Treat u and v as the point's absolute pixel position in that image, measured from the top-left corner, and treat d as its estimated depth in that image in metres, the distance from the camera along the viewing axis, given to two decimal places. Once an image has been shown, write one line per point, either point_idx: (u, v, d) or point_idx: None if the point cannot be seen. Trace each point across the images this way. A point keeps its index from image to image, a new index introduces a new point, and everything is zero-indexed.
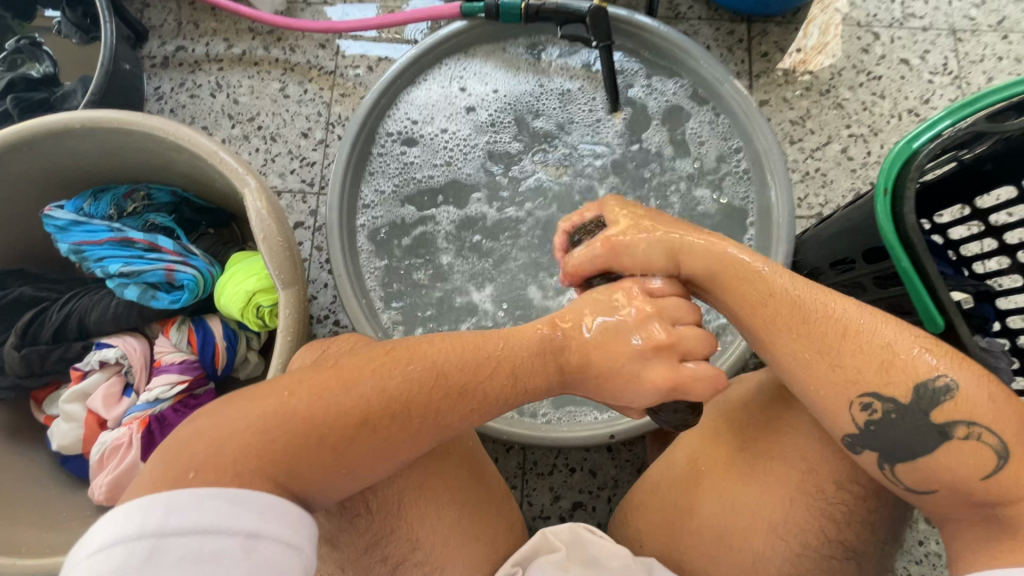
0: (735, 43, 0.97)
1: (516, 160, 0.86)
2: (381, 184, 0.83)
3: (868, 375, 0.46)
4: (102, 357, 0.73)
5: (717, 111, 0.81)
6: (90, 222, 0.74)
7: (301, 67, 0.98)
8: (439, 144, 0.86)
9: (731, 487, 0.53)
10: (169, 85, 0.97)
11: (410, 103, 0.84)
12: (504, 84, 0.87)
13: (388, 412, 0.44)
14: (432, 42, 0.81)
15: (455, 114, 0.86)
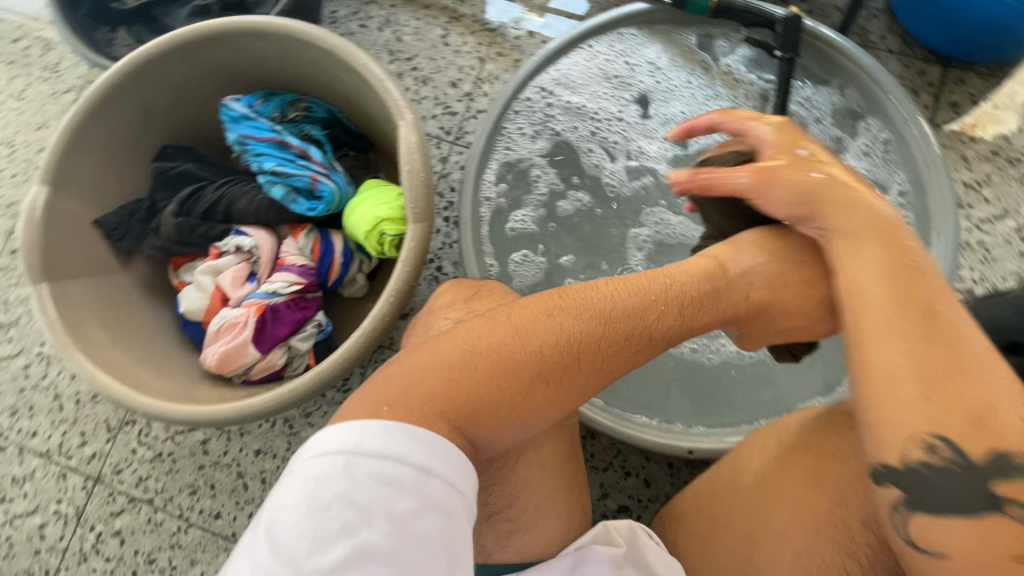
0: (922, 86, 0.89)
1: (653, 150, 0.85)
2: (523, 139, 0.82)
3: (955, 417, 0.39)
4: (238, 242, 0.80)
5: (890, 147, 0.76)
6: (257, 119, 0.81)
7: (467, 19, 1.00)
8: (588, 114, 0.85)
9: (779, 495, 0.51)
10: (344, 11, 1.03)
11: (571, 65, 0.83)
12: (666, 71, 0.86)
13: (553, 374, 0.46)
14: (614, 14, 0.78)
15: (603, 91, 0.85)
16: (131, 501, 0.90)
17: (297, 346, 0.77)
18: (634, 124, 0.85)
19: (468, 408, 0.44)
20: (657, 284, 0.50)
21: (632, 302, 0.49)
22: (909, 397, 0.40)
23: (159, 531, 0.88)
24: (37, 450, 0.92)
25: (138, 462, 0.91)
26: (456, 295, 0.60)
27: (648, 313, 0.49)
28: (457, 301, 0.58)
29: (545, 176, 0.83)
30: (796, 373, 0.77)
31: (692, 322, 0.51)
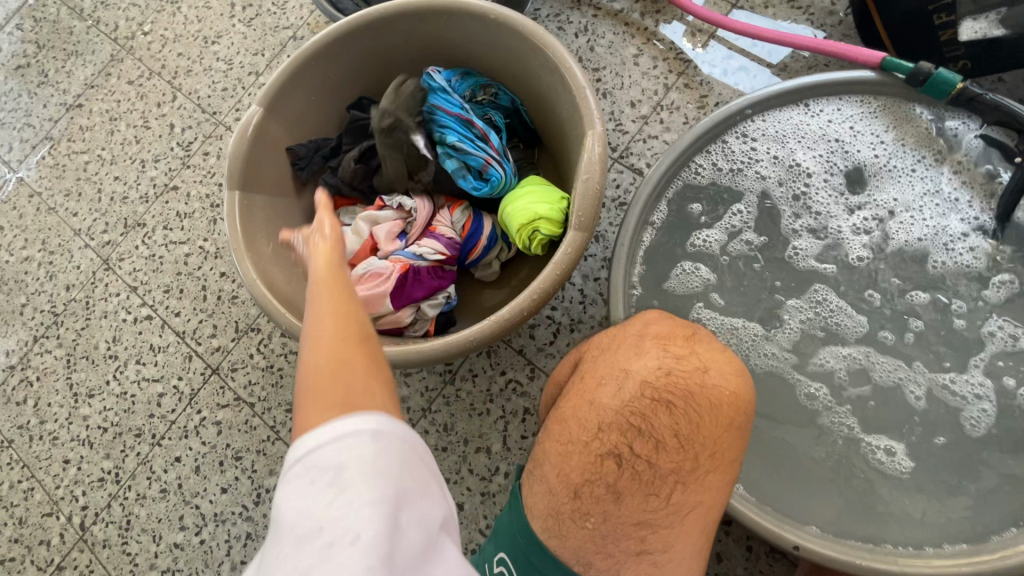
0: None
1: (854, 228, 0.78)
2: (717, 178, 0.79)
3: None
4: (401, 202, 0.85)
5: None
6: (451, 93, 0.85)
7: (663, 44, 1.00)
8: (780, 171, 0.79)
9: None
10: (547, 12, 1.06)
11: (789, 121, 0.78)
12: (878, 150, 0.78)
13: (339, 323, 0.48)
14: (830, 77, 0.75)
15: (817, 161, 0.79)
16: (235, 399, 0.99)
17: (425, 311, 0.81)
18: (842, 203, 0.78)
19: (317, 387, 0.44)
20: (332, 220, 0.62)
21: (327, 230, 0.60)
22: None
23: (251, 435, 0.96)
24: (176, 327, 1.04)
25: (251, 367, 1.00)
26: (668, 328, 0.58)
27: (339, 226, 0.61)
28: (672, 339, 0.56)
29: (730, 222, 0.79)
30: (947, 502, 0.68)
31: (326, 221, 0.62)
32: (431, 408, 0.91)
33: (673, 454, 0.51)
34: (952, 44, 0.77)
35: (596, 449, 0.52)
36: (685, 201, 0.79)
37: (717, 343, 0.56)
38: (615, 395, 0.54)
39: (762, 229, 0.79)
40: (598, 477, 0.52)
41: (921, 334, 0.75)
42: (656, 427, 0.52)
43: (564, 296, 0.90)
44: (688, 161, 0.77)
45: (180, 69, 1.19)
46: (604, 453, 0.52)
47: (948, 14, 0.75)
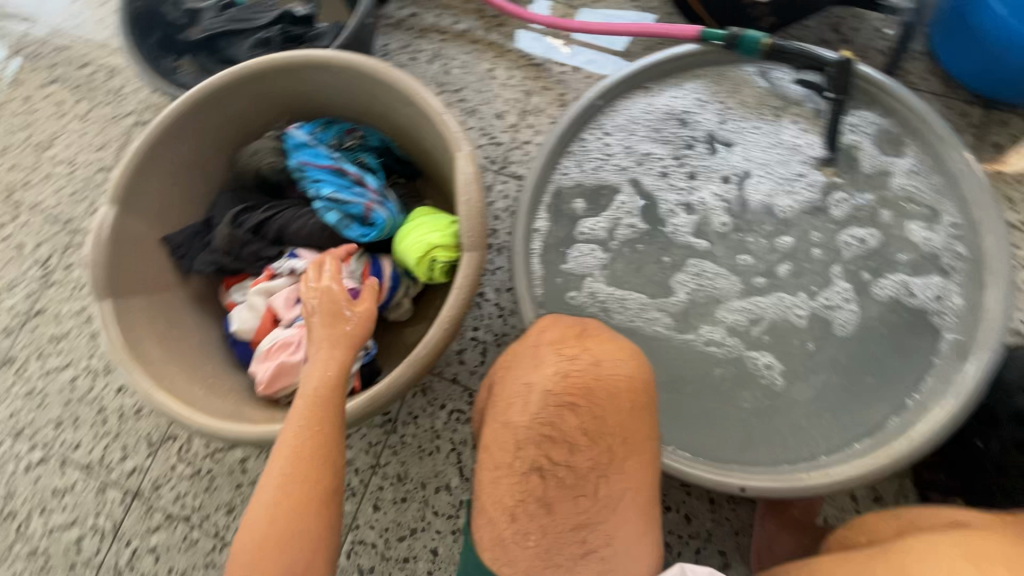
0: (964, 127, 0.91)
1: (721, 189, 0.80)
2: (586, 173, 0.81)
3: None
4: (292, 266, 0.81)
5: (935, 176, 0.73)
6: (317, 147, 0.84)
7: (513, 54, 1.04)
8: (642, 148, 0.82)
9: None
10: (396, 45, 1.07)
11: (636, 107, 0.82)
12: (723, 108, 0.83)
13: (310, 467, 0.54)
14: (667, 55, 0.80)
15: (675, 138, 0.82)
16: (168, 518, 0.90)
17: None
18: (708, 172, 0.81)
19: (260, 556, 0.50)
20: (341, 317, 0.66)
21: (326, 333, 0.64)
22: None
23: (194, 550, 0.88)
24: (79, 461, 0.94)
25: (177, 479, 0.92)
26: (561, 332, 0.56)
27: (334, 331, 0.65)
28: (564, 340, 0.54)
29: (610, 214, 0.80)
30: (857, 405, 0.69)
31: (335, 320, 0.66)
32: (380, 462, 0.88)
33: (589, 451, 0.49)
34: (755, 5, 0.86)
35: (518, 470, 0.50)
36: (563, 200, 0.80)
37: (605, 334, 0.56)
38: (524, 411, 0.50)
39: (642, 203, 0.81)
40: (529, 496, 0.50)
41: (792, 265, 0.76)
42: (568, 432, 0.49)
43: (483, 314, 0.91)
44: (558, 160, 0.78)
45: (16, 183, 1.09)
46: (526, 471, 0.50)
47: None
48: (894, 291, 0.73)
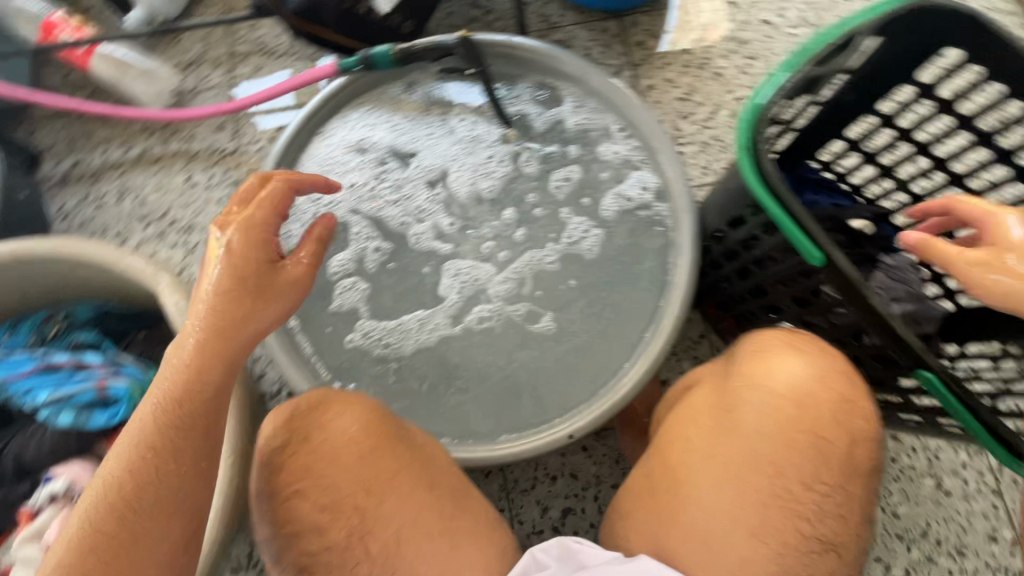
0: (610, 40, 1.04)
1: (433, 195, 0.82)
2: (304, 231, 0.79)
3: (825, 408, 0.49)
4: (50, 491, 0.67)
5: (591, 103, 0.81)
6: (13, 355, 0.75)
7: (202, 153, 0.98)
8: (349, 188, 0.82)
9: (801, 441, 0.48)
10: (74, 201, 0.97)
11: (318, 151, 0.82)
12: (400, 122, 0.85)
13: (160, 446, 0.50)
14: (317, 101, 0.81)
15: (372, 166, 0.83)
16: None
17: None
18: (414, 184, 0.83)
19: None
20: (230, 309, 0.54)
21: (208, 348, 0.53)
22: (821, 403, 0.49)
23: None
24: None
25: None
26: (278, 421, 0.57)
27: (224, 344, 0.54)
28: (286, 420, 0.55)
29: (347, 259, 0.79)
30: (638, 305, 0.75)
31: (228, 327, 0.54)
32: None
33: (333, 520, 0.51)
34: (386, 17, 0.89)
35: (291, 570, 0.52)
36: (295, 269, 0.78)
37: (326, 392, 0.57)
38: (264, 521, 0.53)
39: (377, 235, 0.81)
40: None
41: (527, 223, 0.81)
42: (308, 515, 0.51)
43: None
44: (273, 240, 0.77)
45: None
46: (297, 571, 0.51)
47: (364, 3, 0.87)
48: (616, 205, 0.79)
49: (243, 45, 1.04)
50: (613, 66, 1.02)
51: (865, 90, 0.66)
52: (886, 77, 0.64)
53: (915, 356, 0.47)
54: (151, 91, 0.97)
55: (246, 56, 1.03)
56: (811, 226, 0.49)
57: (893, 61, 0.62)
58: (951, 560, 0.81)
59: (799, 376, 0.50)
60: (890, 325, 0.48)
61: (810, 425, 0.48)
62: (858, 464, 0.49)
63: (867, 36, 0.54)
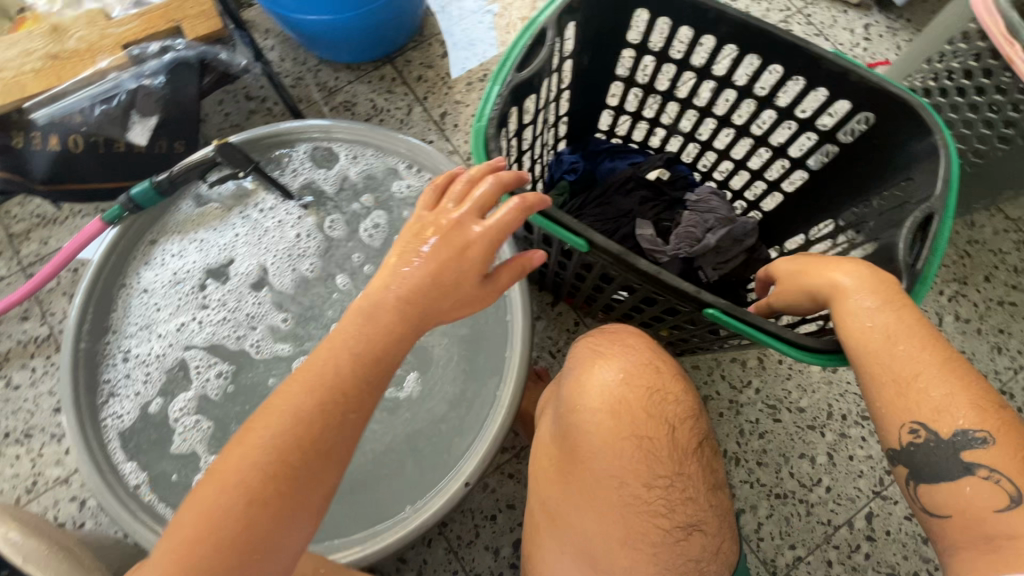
0: (391, 84, 1.06)
1: (259, 300, 0.78)
2: (132, 391, 0.73)
3: (646, 399, 0.51)
4: None
5: (370, 151, 0.81)
6: None
7: (14, 350, 0.90)
8: (169, 332, 0.76)
9: (633, 444, 0.49)
10: None
11: (117, 306, 0.76)
12: (196, 247, 0.79)
13: (268, 484, 0.40)
14: (96, 267, 0.74)
15: (182, 294, 0.78)
16: None
17: None
18: (232, 292, 0.78)
19: None
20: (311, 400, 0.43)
21: (296, 426, 0.42)
22: (642, 396, 0.51)
23: None
24: None
25: None
26: None
27: (312, 438, 0.42)
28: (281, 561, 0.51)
29: (191, 396, 0.73)
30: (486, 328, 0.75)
31: (309, 417, 0.43)
32: None
33: None
34: (147, 147, 0.85)
35: None
36: (139, 435, 0.71)
37: None
38: None
39: (212, 363, 0.75)
40: None
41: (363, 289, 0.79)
42: None
43: None
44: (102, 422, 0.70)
45: None
46: None
47: (118, 142, 0.83)
48: None
49: (21, 223, 0.97)
50: (403, 107, 1.04)
51: (598, 58, 0.69)
52: (609, 40, 0.67)
53: (693, 300, 0.49)
54: None
55: (29, 233, 0.96)
56: (567, 219, 0.51)
57: (608, 25, 0.65)
58: (859, 427, 0.87)
59: (615, 380, 0.52)
60: (663, 280, 0.50)
61: (637, 425, 0.50)
62: (689, 435, 0.52)
63: (557, 26, 0.57)
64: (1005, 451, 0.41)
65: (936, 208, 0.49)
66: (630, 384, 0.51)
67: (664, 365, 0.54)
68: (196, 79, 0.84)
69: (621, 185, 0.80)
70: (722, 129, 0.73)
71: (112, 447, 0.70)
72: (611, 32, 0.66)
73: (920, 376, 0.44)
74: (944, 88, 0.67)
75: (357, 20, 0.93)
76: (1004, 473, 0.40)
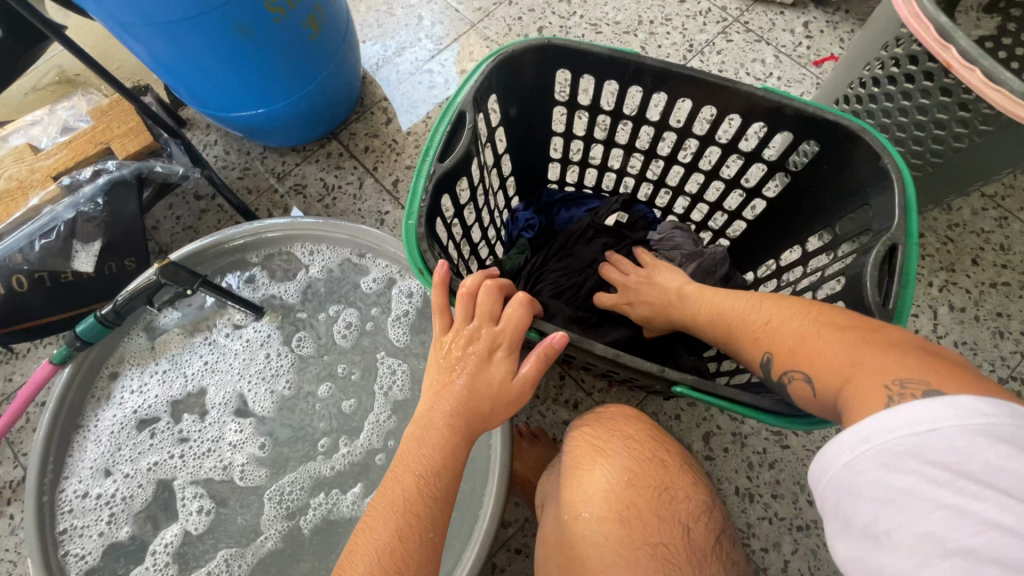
0: (339, 159, 1.04)
1: (227, 413, 0.75)
2: (110, 537, 0.69)
3: (654, 498, 0.45)
4: None
5: (325, 245, 0.80)
6: None
7: None
8: (139, 467, 0.72)
9: (645, 556, 0.43)
10: None
11: (84, 447, 0.73)
12: (158, 374, 0.77)
13: (415, 520, 0.40)
14: (47, 417, 0.70)
15: (153, 426, 0.75)
16: None
17: None
18: (202, 421, 0.75)
19: None
20: (456, 406, 0.45)
21: (432, 455, 0.43)
22: (651, 495, 0.45)
23: None
24: None
25: None
26: None
27: (450, 452, 0.44)
28: None
29: (175, 530, 0.70)
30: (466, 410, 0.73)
31: (449, 429, 0.44)
32: None
33: None
34: (94, 272, 0.82)
35: None
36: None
37: None
38: None
39: (191, 490, 0.71)
40: None
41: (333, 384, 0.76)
42: None
43: None
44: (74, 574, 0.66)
45: None
46: None
47: (64, 272, 0.81)
48: (401, 328, 0.77)
49: None
50: (354, 181, 1.02)
51: (530, 115, 0.67)
52: (536, 98, 0.65)
53: (659, 377, 0.47)
54: None
55: None
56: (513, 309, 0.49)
57: (532, 85, 0.63)
58: None
59: (616, 481, 0.45)
60: (623, 361, 0.48)
61: (647, 533, 0.43)
62: (711, 537, 0.46)
63: (476, 105, 0.55)
64: (794, 353, 0.46)
65: (898, 239, 0.46)
66: (633, 483, 0.45)
67: (672, 458, 0.49)
68: (135, 195, 0.83)
69: (581, 235, 0.77)
70: (672, 167, 0.71)
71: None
72: (536, 90, 0.64)
73: (736, 324, 0.53)
74: (889, 93, 0.65)
75: (291, 104, 0.91)
76: (795, 368, 0.45)
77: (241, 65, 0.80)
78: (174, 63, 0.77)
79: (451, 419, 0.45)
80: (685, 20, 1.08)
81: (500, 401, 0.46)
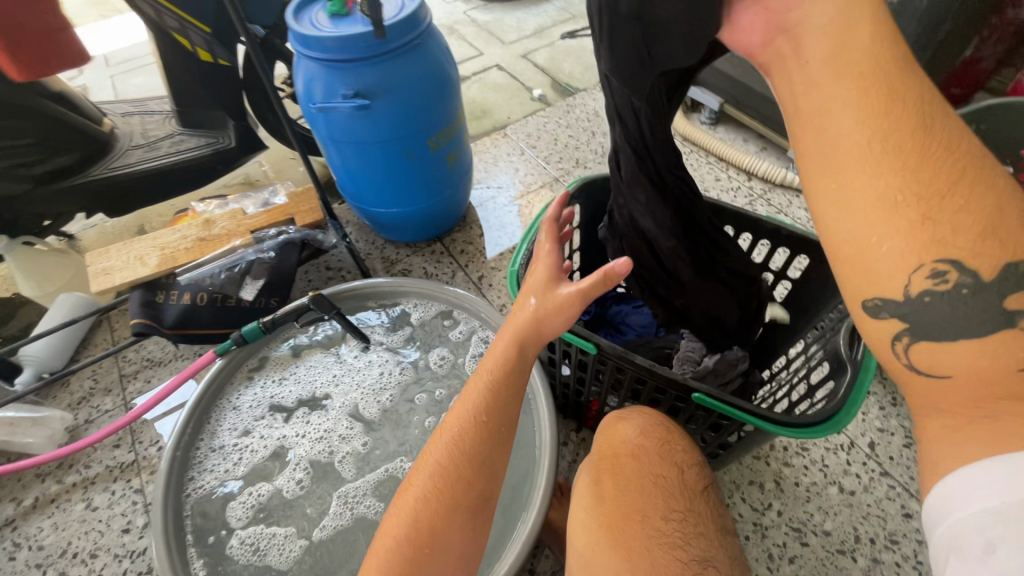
0: (440, 256, 1.33)
1: (326, 419, 0.92)
2: (226, 484, 0.86)
3: (662, 445, 0.60)
4: None
5: (429, 303, 1.03)
6: None
7: (102, 474, 1.02)
8: (265, 437, 0.90)
9: (647, 481, 0.57)
10: None
11: (225, 411, 0.92)
12: (303, 373, 0.98)
13: (486, 400, 0.59)
14: (208, 379, 0.91)
15: (287, 412, 0.93)
16: None
17: None
18: (326, 416, 0.93)
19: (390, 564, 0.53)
20: (519, 318, 0.61)
21: (498, 356, 0.61)
22: (658, 442, 0.60)
23: None
24: None
25: None
26: None
27: (513, 359, 0.60)
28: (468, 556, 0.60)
29: (271, 487, 0.85)
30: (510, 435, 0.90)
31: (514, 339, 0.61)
32: None
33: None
34: (250, 301, 1.07)
35: None
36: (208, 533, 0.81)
37: None
38: None
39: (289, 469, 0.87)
40: None
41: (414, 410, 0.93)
42: None
43: None
44: (189, 496, 0.83)
45: None
46: None
47: (231, 297, 1.05)
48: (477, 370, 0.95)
49: (132, 365, 1.17)
50: (449, 272, 1.30)
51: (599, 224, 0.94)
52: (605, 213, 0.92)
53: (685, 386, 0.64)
54: (43, 437, 1.03)
55: (136, 374, 1.16)
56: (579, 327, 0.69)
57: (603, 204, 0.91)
58: (891, 552, 0.87)
59: (635, 430, 0.61)
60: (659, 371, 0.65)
61: (651, 465, 0.58)
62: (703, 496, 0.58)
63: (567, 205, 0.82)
64: None
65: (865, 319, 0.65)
66: (647, 433, 0.61)
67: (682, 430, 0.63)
68: (297, 252, 1.12)
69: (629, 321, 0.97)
70: None
71: (184, 525, 0.80)
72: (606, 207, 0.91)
73: (963, 196, 0.35)
74: None
75: (421, 210, 1.24)
76: None
77: (397, 176, 1.14)
78: (354, 168, 1.13)
79: (519, 327, 0.61)
80: (720, 191, 1.41)
81: (553, 304, 0.60)
